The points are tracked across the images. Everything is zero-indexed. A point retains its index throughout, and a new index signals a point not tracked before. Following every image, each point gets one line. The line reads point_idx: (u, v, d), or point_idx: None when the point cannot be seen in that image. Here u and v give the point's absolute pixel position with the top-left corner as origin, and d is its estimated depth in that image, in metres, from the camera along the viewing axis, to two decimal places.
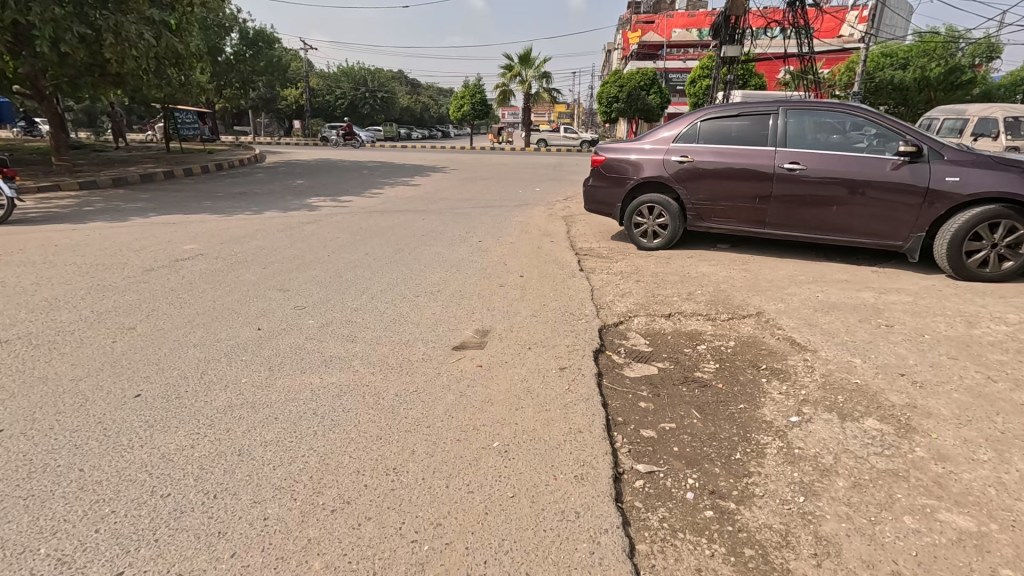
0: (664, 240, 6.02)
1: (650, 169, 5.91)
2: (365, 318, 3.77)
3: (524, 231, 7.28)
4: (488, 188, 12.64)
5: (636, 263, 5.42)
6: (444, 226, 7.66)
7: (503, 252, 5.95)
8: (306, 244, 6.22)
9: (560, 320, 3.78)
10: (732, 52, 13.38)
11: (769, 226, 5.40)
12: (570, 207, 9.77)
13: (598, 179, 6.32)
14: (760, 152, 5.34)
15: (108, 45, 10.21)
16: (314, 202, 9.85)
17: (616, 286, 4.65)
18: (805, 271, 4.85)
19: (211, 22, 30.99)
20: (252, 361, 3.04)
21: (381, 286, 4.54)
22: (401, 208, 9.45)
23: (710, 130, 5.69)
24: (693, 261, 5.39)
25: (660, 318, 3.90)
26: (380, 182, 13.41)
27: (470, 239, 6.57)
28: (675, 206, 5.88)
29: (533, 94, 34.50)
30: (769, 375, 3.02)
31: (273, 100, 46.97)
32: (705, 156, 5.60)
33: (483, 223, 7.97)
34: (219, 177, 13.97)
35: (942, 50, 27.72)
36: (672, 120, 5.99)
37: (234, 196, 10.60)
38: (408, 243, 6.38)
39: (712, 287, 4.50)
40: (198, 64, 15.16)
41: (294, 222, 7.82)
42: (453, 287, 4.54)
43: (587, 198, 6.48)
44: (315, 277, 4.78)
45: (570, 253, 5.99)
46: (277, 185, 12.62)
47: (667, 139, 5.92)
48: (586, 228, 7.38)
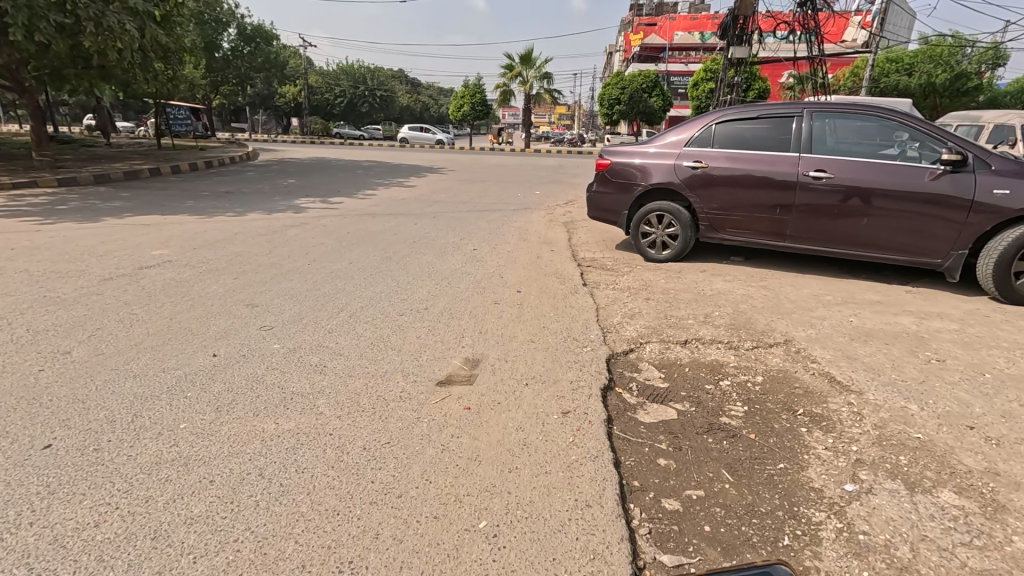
0: (674, 252, 5.56)
1: (658, 175, 5.47)
2: (339, 343, 3.30)
3: (523, 238, 6.82)
4: (485, 190, 12.17)
5: (644, 277, 4.97)
6: (436, 231, 7.20)
7: (499, 262, 5.49)
8: (286, 250, 5.76)
9: (561, 347, 3.32)
10: (740, 53, 12.92)
11: (790, 239, 4.94)
12: (571, 212, 9.31)
13: (602, 185, 5.88)
14: (782, 159, 4.88)
15: (87, 35, 9.72)
16: (302, 203, 9.37)
17: (624, 305, 4.19)
18: (832, 290, 4.40)
19: (207, 17, 30.47)
20: (196, 400, 2.56)
21: (363, 303, 4.07)
22: (393, 211, 8.98)
23: (726, 133, 5.23)
24: (707, 276, 4.94)
25: (676, 346, 3.45)
26: (374, 182, 12.93)
27: (465, 248, 6.11)
28: (686, 215, 5.42)
29: (533, 94, 34.04)
30: (808, 423, 2.55)
31: (271, 97, 46.44)
32: (720, 161, 5.14)
33: (479, 228, 7.51)
34: (208, 175, 13.48)
35: (949, 57, 27.35)
36: (684, 122, 5.53)
37: (220, 195, 10.12)
38: (397, 250, 5.91)
39: (731, 308, 4.05)
40: (188, 57, 14.67)
41: (278, 225, 7.34)
42: (442, 305, 4.07)
43: (590, 205, 6.04)
44: (290, 290, 4.31)
45: (572, 264, 5.53)
46: (267, 185, 12.15)
47: (676, 144, 5.47)
48: (588, 236, 6.93)
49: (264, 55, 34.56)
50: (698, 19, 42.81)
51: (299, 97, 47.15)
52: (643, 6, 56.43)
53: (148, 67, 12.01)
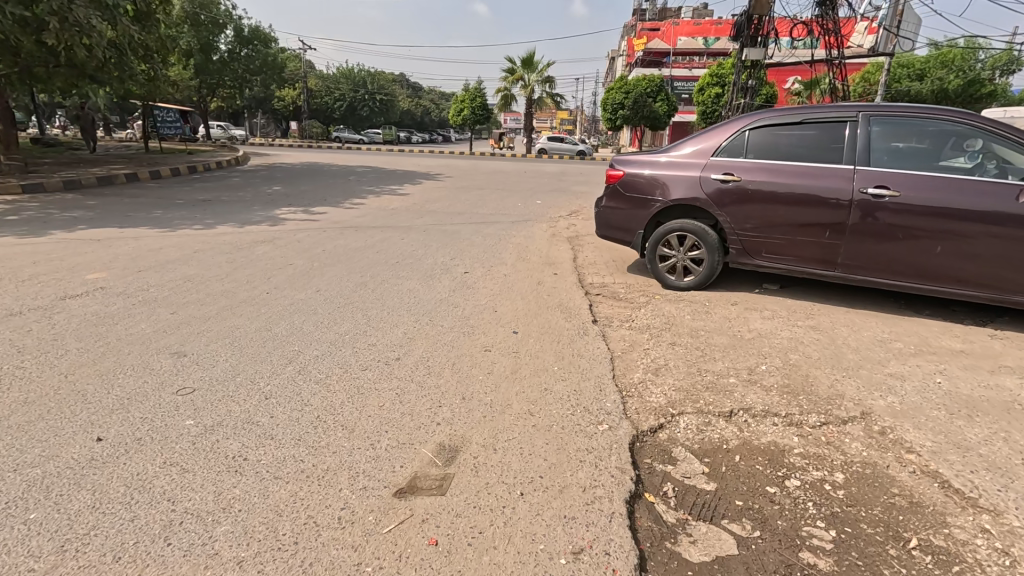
0: (699, 278, 4.76)
1: (679, 189, 4.71)
2: (274, 417, 2.50)
3: (523, 258, 6.04)
4: (483, 199, 11.37)
5: (665, 313, 4.18)
6: (425, 248, 6.41)
7: (493, 290, 4.70)
8: (247, 273, 4.99)
9: (567, 423, 2.51)
10: (754, 55, 12.17)
11: (839, 268, 4.15)
12: (576, 225, 8.52)
13: (613, 200, 5.13)
14: (834, 172, 4.09)
15: (49, 31, 9.00)
16: (283, 214, 8.60)
17: (646, 352, 3.40)
18: (898, 334, 3.60)
19: (202, 18, 29.93)
20: (35, 530, 1.76)
21: (321, 350, 3.27)
22: (381, 223, 8.20)
23: (763, 141, 4.44)
24: (741, 311, 4.15)
25: (718, 419, 2.64)
26: (365, 190, 12.16)
27: (456, 270, 5.33)
28: (713, 237, 4.62)
29: (535, 99, 33.31)
30: (933, 569, 1.75)
31: (269, 100, 45.76)
32: (754, 174, 4.36)
33: (474, 244, 6.72)
34: (190, 182, 12.72)
35: (962, 62, 26.59)
36: (711, 128, 4.74)
37: (194, 204, 9.34)
38: (376, 273, 5.12)
39: (779, 360, 3.25)
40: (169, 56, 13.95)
41: (248, 239, 6.56)
42: (419, 352, 3.27)
43: (599, 223, 5.29)
44: (234, 331, 3.52)
45: (579, 292, 4.74)
46: (250, 192, 11.39)
47: (698, 154, 4.70)
48: (596, 256, 6.14)
49: (261, 57, 33.91)
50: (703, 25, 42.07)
51: (298, 101, 46.54)
52: (646, 11, 55.84)
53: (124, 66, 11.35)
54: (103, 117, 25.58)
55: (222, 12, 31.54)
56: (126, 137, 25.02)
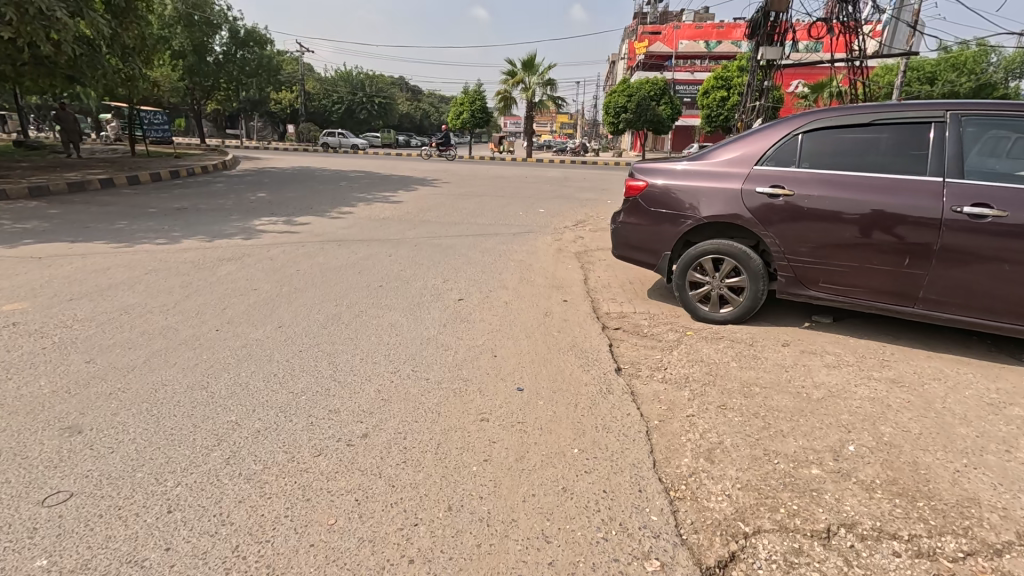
0: (740, 309, 3.99)
1: (713, 204, 3.95)
2: (169, 552, 1.70)
3: (527, 278, 5.28)
4: (482, 207, 10.61)
5: (704, 357, 3.41)
6: (414, 267, 5.65)
7: (491, 323, 3.94)
8: (201, 301, 4.21)
9: (598, 559, 1.73)
10: (771, 54, 11.44)
11: (920, 303, 3.38)
12: (583, 238, 7.77)
13: (633, 216, 4.38)
14: (916, 184, 3.31)
15: (6, 22, 8.31)
16: (261, 225, 7.84)
17: (690, 422, 2.62)
18: (1008, 394, 2.83)
19: (195, 18, 29.30)
20: None
21: (265, 422, 2.48)
22: (368, 235, 7.44)
23: (821, 146, 3.67)
24: (797, 356, 3.38)
25: (814, 545, 1.84)
26: (355, 197, 11.41)
27: (448, 296, 4.57)
28: (757, 262, 3.87)
29: (535, 102, 32.62)
30: None
31: (265, 103, 45.01)
32: (812, 187, 3.59)
33: (470, 262, 5.96)
34: (170, 188, 11.97)
35: (973, 65, 26.04)
36: (754, 131, 3.98)
37: (166, 213, 8.58)
38: (353, 301, 4.36)
39: (866, 434, 2.48)
40: (147, 54, 13.26)
41: (213, 256, 5.80)
42: (393, 425, 2.49)
43: (617, 241, 4.54)
44: (156, 390, 2.74)
45: (596, 327, 3.97)
46: (231, 200, 10.62)
47: (737, 161, 3.94)
48: (610, 278, 5.37)
49: (257, 60, 33.27)
50: (704, 28, 41.42)
51: (295, 104, 45.82)
52: (647, 15, 55.29)
53: (97, 63, 10.75)
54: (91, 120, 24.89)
55: (216, 12, 30.87)
56: (115, 140, 24.27)
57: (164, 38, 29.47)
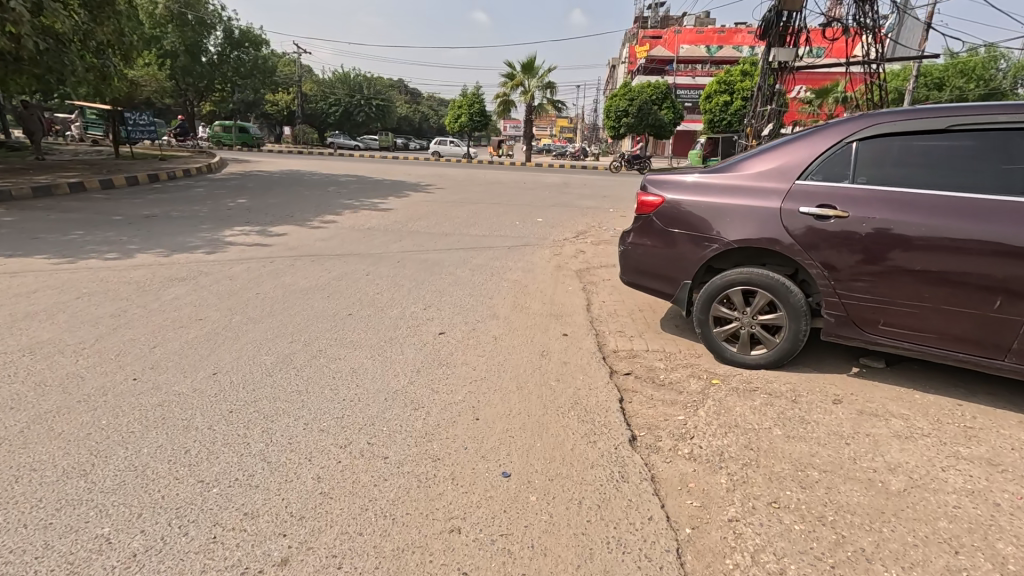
0: (777, 350, 3.30)
1: (745, 227, 3.28)
2: None
3: (521, 304, 4.59)
4: (476, 215, 9.95)
5: (739, 421, 2.73)
6: (393, 288, 4.98)
7: (475, 366, 3.26)
8: (128, 336, 3.52)
9: None
10: (785, 55, 10.78)
11: (1010, 355, 2.71)
12: (585, 253, 7.11)
13: (644, 236, 3.71)
14: (1011, 207, 2.64)
15: None
16: (231, 236, 7.15)
17: (734, 532, 1.94)
18: None
19: (188, 17, 28.70)
20: None
21: (146, 539, 1.79)
22: (348, 248, 6.78)
23: (882, 157, 3.00)
24: (856, 421, 2.70)
25: None
26: (341, 203, 10.74)
27: (427, 329, 3.88)
28: (799, 298, 3.20)
29: (535, 105, 32.03)
30: None
31: (260, 104, 44.37)
32: (873, 208, 2.91)
33: (457, 282, 5.29)
34: (145, 193, 11.28)
35: (982, 70, 25.52)
36: (796, 138, 3.30)
37: (131, 223, 7.90)
38: (313, 335, 3.67)
39: (978, 557, 1.81)
40: (123, 50, 12.61)
41: (166, 274, 5.12)
42: (327, 543, 1.80)
43: (625, 265, 3.88)
44: (15, 481, 2.05)
45: (602, 374, 3.28)
46: (208, 206, 9.94)
47: (776, 174, 3.26)
48: (616, 304, 4.69)
49: (252, 60, 32.69)
50: (704, 33, 40.98)
51: (291, 105, 45.23)
52: (648, 19, 54.88)
53: (64, 60, 10.07)
54: (77, 119, 24.20)
55: (210, 13, 30.32)
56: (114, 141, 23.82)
57: (156, 38, 28.87)
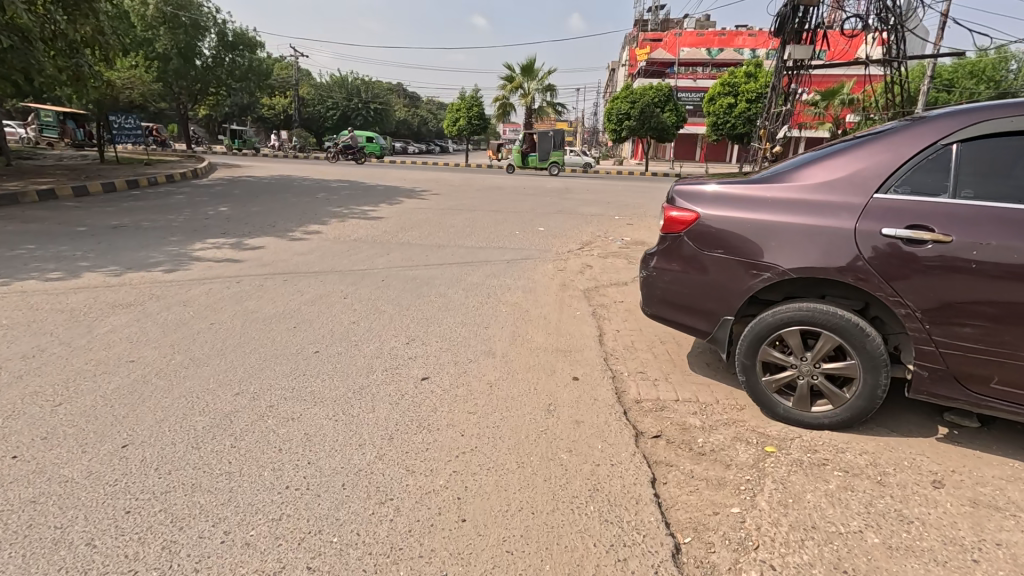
0: (847, 409, 2.61)
1: (807, 251, 2.58)
2: None
3: (522, 335, 3.91)
4: (473, 224, 9.29)
5: (817, 519, 2.04)
6: (373, 314, 4.30)
7: (464, 429, 2.58)
8: (31, 388, 2.82)
9: None
10: (802, 53, 10.16)
11: None
12: (591, 268, 6.45)
13: (674, 260, 3.02)
14: None
15: None
16: (200, 250, 6.47)
17: None
18: None
19: (181, 19, 28.13)
20: None
21: None
22: (329, 263, 6.11)
23: (986, 166, 2.35)
24: (975, 519, 2.01)
25: None
26: (329, 212, 10.08)
27: (408, 373, 3.20)
28: (879, 346, 2.51)
29: (535, 108, 31.39)
30: None
31: (256, 107, 43.70)
32: (983, 232, 2.23)
33: (448, 306, 4.62)
34: (121, 200, 10.59)
35: (992, 72, 24.99)
36: (867, 143, 2.64)
37: (94, 235, 7.22)
38: (267, 384, 2.99)
39: None
40: (101, 51, 12.01)
41: (112, 297, 4.44)
42: None
43: (647, 293, 3.18)
44: None
45: (626, 439, 2.60)
46: (184, 215, 9.26)
47: (847, 186, 2.57)
48: (634, 336, 4.01)
49: (247, 64, 32.14)
50: (705, 36, 40.58)
51: (289, 109, 44.70)
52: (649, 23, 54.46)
53: (31, 60, 9.47)
54: (57, 121, 23.33)
55: (204, 14, 29.74)
56: (77, 141, 23.32)
57: (148, 40, 28.24)
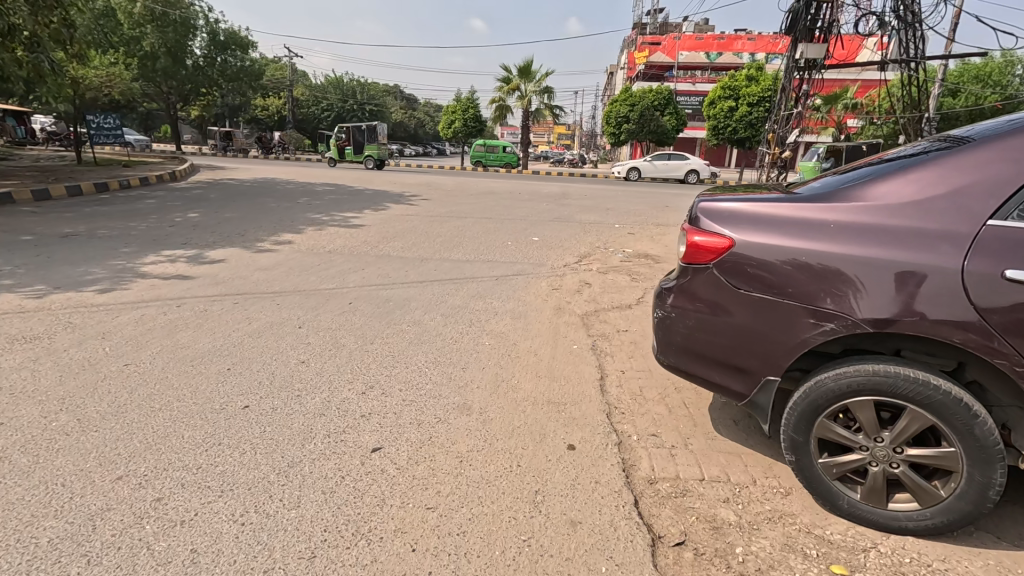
0: (940, 511, 1.92)
1: (891, 295, 1.90)
2: None
3: (506, 381, 3.21)
4: (461, 233, 8.57)
5: None
6: (327, 350, 3.58)
7: (416, 544, 1.87)
8: None
9: None
10: (817, 52, 9.57)
11: None
12: (589, 286, 5.76)
13: (698, 298, 2.32)
14: None
15: None
16: (149, 264, 5.74)
17: None
18: None
19: (170, 17, 27.36)
20: None
21: None
22: (292, 281, 5.39)
23: None
24: None
25: None
26: (306, 219, 9.35)
27: (354, 442, 2.49)
28: (992, 430, 1.82)
29: (532, 110, 30.72)
30: None
31: (248, 108, 42.91)
32: None
33: (420, 337, 3.90)
34: (83, 205, 9.83)
35: (999, 76, 24.42)
36: (960, 153, 2.01)
37: (37, 246, 6.49)
38: (163, 463, 2.26)
39: None
40: (68, 47, 11.28)
41: (16, 327, 3.71)
42: None
43: (662, 337, 2.49)
44: None
45: (638, 554, 1.89)
46: (147, 221, 8.51)
47: (943, 208, 1.92)
48: (644, 382, 3.31)
49: (238, 64, 31.40)
50: (704, 40, 40.16)
51: (283, 110, 44.05)
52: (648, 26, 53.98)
53: None
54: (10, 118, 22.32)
55: (193, 12, 28.96)
56: (45, 140, 22.44)
57: (135, 39, 27.35)
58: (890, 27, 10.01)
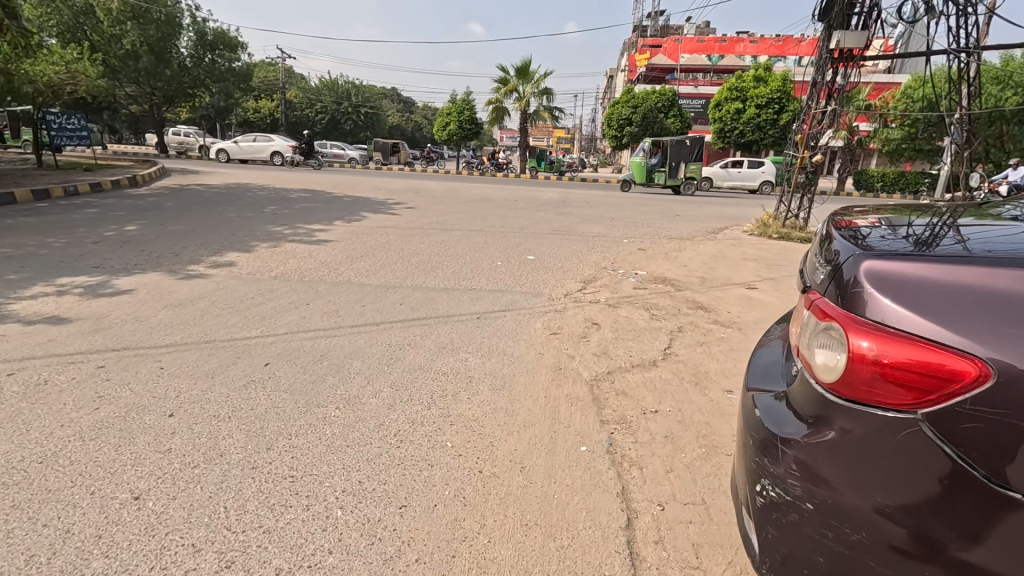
0: None
1: None
2: None
3: (466, 544, 1.90)
4: (442, 250, 7.28)
5: None
6: (184, 470, 2.23)
7: None
8: None
9: None
10: (854, 39, 8.47)
11: None
12: (597, 327, 4.46)
13: (875, 488, 1.12)
14: None
15: None
16: (24, 300, 4.42)
17: None
18: None
19: (152, 15, 26.14)
20: None
21: None
22: (202, 324, 4.06)
23: None
24: None
25: None
26: (264, 232, 8.02)
27: None
28: None
29: (529, 112, 29.47)
30: None
31: (239, 110, 41.67)
32: None
33: (344, 435, 2.56)
34: (7, 215, 8.48)
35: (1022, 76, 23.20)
36: None
37: None
38: None
39: None
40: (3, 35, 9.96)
41: None
42: None
43: (778, 541, 1.27)
44: None
45: None
46: (69, 236, 7.15)
47: None
48: (699, 538, 1.99)
49: (225, 64, 30.13)
50: (708, 41, 39.09)
51: (275, 113, 42.90)
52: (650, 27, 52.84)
53: None
54: None
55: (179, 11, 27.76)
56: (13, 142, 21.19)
57: (116, 37, 26.12)
58: (940, 12, 8.75)
